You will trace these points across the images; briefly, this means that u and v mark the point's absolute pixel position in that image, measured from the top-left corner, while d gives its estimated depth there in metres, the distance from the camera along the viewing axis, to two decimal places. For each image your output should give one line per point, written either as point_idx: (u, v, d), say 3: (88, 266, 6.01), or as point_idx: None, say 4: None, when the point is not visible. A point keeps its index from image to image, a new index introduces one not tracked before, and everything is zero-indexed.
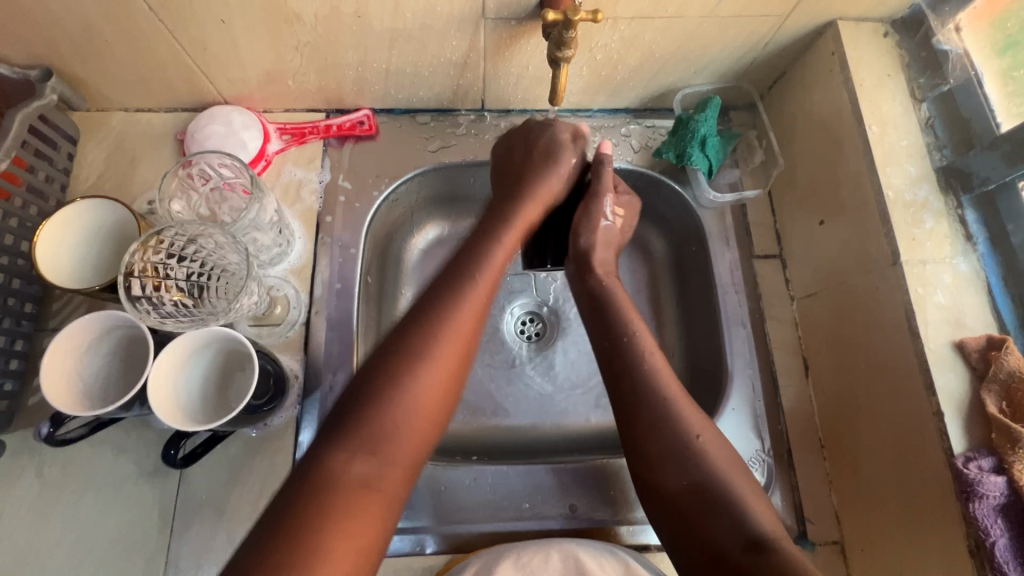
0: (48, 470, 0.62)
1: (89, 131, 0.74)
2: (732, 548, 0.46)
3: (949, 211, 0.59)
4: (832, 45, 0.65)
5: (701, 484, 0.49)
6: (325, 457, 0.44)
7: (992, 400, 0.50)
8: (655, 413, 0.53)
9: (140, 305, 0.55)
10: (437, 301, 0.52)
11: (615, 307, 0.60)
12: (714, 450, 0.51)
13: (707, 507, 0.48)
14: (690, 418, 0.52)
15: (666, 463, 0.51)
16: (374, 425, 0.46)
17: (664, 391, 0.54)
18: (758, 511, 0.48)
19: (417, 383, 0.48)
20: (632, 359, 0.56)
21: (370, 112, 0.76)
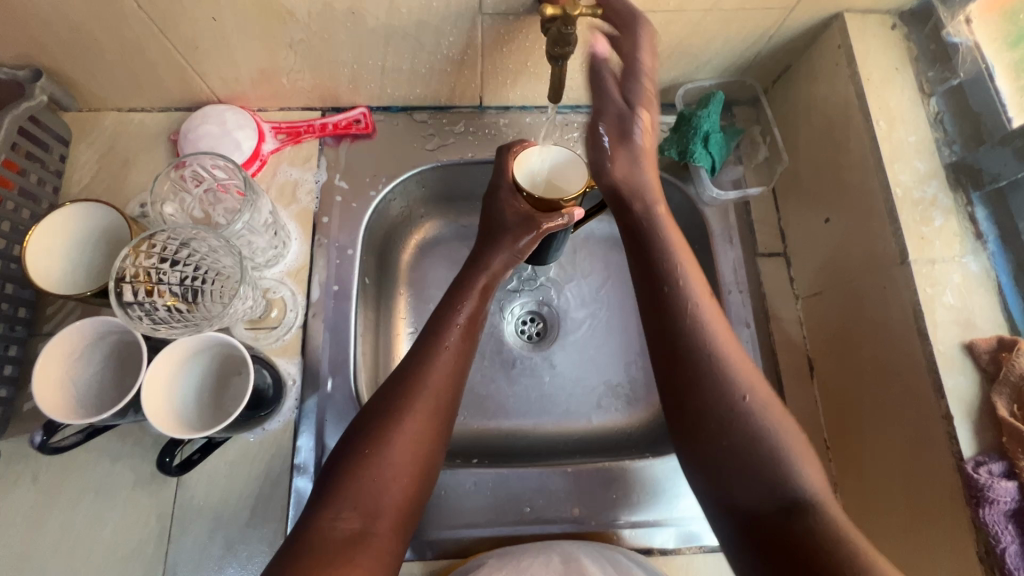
0: (44, 477, 0.61)
1: (81, 132, 0.73)
2: (771, 514, 0.44)
3: (959, 208, 0.57)
4: (839, 38, 0.63)
5: (745, 445, 0.47)
6: (318, 514, 0.48)
7: (1003, 402, 0.49)
8: (701, 372, 0.50)
9: (132, 310, 0.54)
10: (417, 361, 0.57)
11: (664, 254, 0.55)
12: (767, 408, 0.48)
13: (749, 467, 0.46)
14: (737, 378, 0.49)
15: (709, 425, 0.48)
16: (362, 486, 0.49)
17: (721, 348, 0.50)
18: (809, 478, 0.45)
19: (401, 440, 0.52)
20: (679, 311, 0.53)
21: (366, 110, 0.75)
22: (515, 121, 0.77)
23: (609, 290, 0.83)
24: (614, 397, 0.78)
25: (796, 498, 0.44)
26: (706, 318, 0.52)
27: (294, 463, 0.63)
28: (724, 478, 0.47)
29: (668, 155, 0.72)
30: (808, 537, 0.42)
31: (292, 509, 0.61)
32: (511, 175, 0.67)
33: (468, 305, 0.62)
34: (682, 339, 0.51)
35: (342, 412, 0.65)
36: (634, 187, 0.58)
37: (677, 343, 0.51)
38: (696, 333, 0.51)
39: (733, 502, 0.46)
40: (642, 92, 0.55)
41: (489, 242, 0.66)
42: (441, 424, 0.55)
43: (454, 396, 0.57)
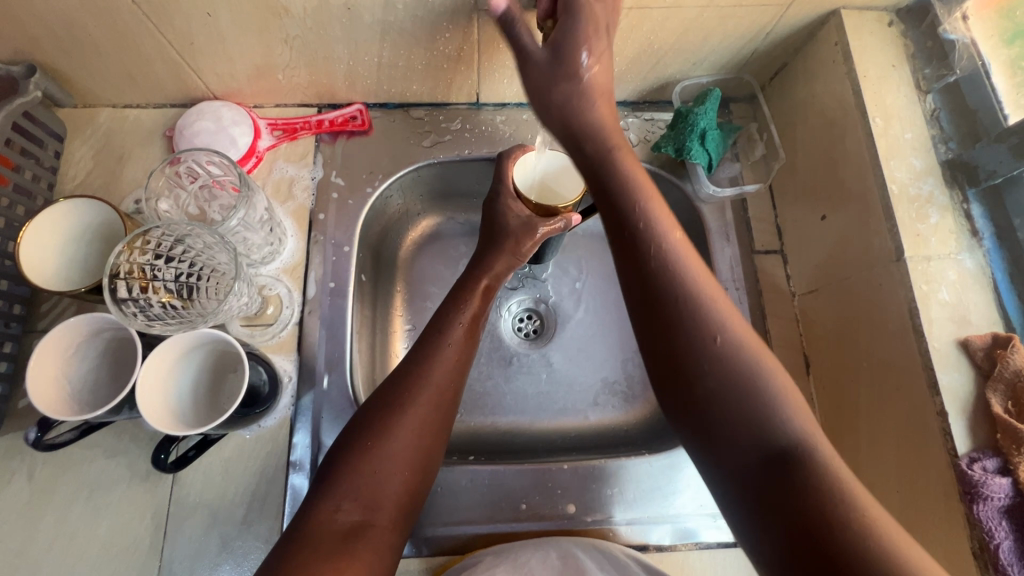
0: (39, 474, 0.61)
1: (76, 128, 0.72)
2: (757, 467, 0.41)
3: (955, 205, 0.57)
4: (835, 35, 0.63)
5: (723, 391, 0.44)
6: (318, 508, 0.48)
7: (997, 399, 0.49)
8: (672, 317, 0.47)
9: (127, 307, 0.53)
10: (420, 357, 0.58)
11: (628, 191, 0.53)
12: (742, 348, 0.45)
13: (728, 413, 0.43)
14: (711, 320, 0.46)
15: (686, 370, 0.46)
16: (364, 477, 0.50)
17: (693, 288, 0.48)
18: (795, 421, 0.42)
19: (402, 430, 0.52)
20: (647, 251, 0.50)
21: (362, 107, 0.75)
22: (511, 118, 0.77)
23: (606, 287, 0.83)
24: (610, 394, 0.78)
25: (782, 443, 0.41)
26: (675, 258, 0.50)
27: (290, 460, 0.63)
28: (706, 428, 0.44)
29: (665, 152, 0.72)
30: (796, 488, 0.39)
31: (288, 505, 0.61)
32: (511, 180, 0.68)
33: (471, 306, 0.63)
34: (651, 282, 0.49)
35: (338, 409, 0.65)
36: (596, 131, 0.56)
37: (648, 287, 0.49)
38: (665, 273, 0.49)
39: (718, 453, 0.44)
40: (574, 34, 0.54)
41: (490, 244, 0.67)
42: (444, 415, 0.56)
43: (456, 390, 0.58)
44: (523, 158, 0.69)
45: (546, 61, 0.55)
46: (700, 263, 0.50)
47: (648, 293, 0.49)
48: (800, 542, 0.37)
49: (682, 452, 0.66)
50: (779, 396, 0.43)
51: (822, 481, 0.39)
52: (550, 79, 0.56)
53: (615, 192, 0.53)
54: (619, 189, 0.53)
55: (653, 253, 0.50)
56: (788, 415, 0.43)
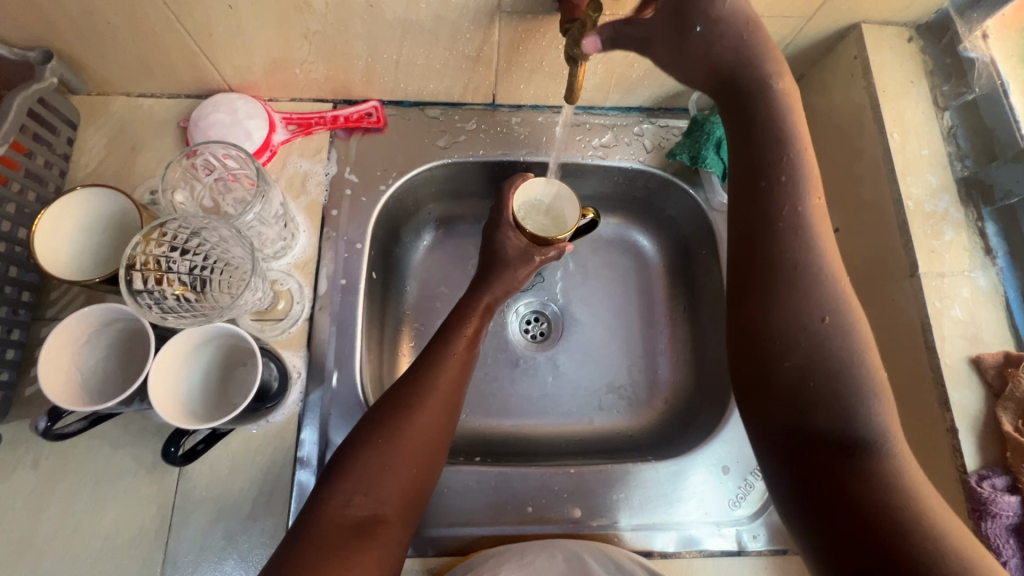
0: (44, 462, 0.60)
1: (90, 116, 0.72)
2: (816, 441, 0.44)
3: (969, 223, 0.57)
4: (855, 49, 0.64)
5: (807, 368, 0.46)
6: (324, 502, 0.48)
7: (1008, 417, 0.49)
8: (782, 284, 0.48)
9: (142, 299, 0.53)
10: (428, 359, 0.59)
11: (772, 145, 0.51)
12: (850, 332, 0.46)
13: (809, 393, 0.45)
14: (823, 297, 0.47)
15: (774, 338, 0.47)
16: (372, 472, 0.50)
17: (816, 264, 0.48)
18: (879, 416, 0.44)
19: (411, 426, 0.53)
20: (778, 209, 0.50)
21: (378, 104, 0.75)
22: (527, 120, 0.77)
23: (614, 291, 0.83)
24: (617, 398, 0.78)
25: (854, 434, 0.43)
26: (806, 226, 0.49)
27: (297, 456, 0.62)
28: (774, 403, 0.47)
29: (679, 159, 0.74)
30: (851, 471, 0.42)
31: (294, 502, 0.61)
32: (511, 211, 0.70)
33: (473, 320, 0.64)
34: (769, 244, 0.49)
35: (347, 408, 0.65)
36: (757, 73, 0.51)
37: (765, 249, 0.50)
38: (790, 243, 0.49)
39: (775, 424, 0.47)
40: None
41: (491, 272, 0.69)
42: (449, 416, 0.56)
43: (459, 393, 0.58)
44: (530, 183, 0.71)
45: (669, 29, 0.50)
46: (831, 237, 0.50)
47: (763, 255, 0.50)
48: (834, 512, 0.42)
49: (688, 459, 0.67)
50: (873, 384, 0.45)
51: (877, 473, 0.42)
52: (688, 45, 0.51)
53: (765, 141, 0.51)
54: (773, 138, 0.51)
55: (783, 214, 0.49)
56: (872, 405, 0.44)
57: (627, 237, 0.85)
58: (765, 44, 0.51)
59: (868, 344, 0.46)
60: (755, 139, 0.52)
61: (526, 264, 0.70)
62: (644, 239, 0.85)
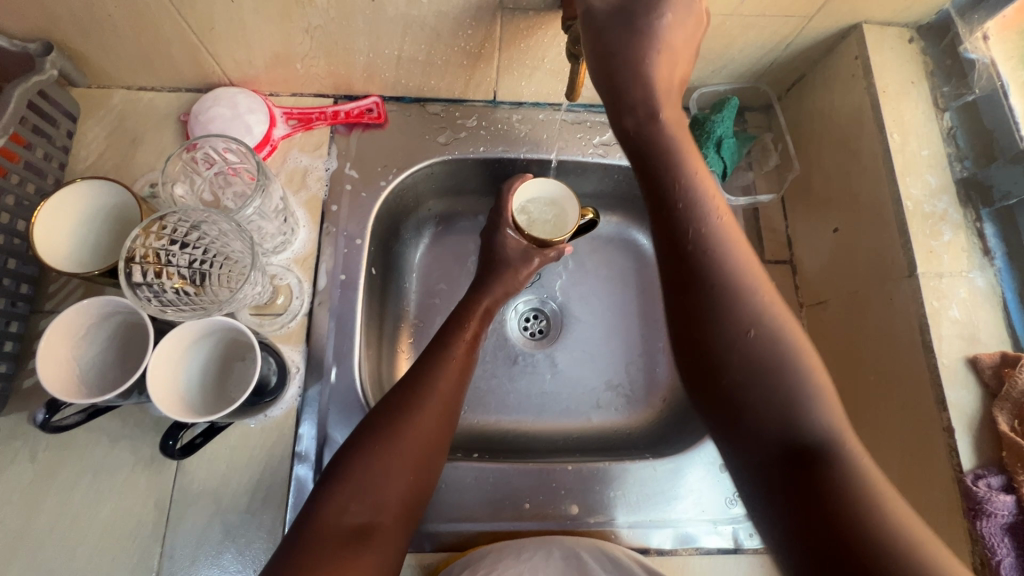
0: (42, 455, 0.60)
1: (90, 109, 0.72)
2: (774, 455, 0.42)
3: (968, 224, 0.58)
4: (856, 50, 0.64)
5: (749, 382, 0.44)
6: (324, 506, 0.48)
7: (1004, 418, 0.49)
8: (708, 303, 0.48)
9: (141, 292, 0.53)
10: (429, 364, 0.59)
11: (669, 169, 0.52)
12: (779, 335, 0.45)
13: (754, 407, 0.44)
14: (746, 311, 0.46)
15: (715, 359, 0.46)
16: (371, 478, 0.50)
17: (734, 274, 0.48)
18: (822, 415, 0.42)
19: (410, 431, 0.53)
20: (684, 232, 0.50)
21: (379, 99, 0.75)
22: (528, 118, 0.77)
23: (613, 289, 0.83)
24: (615, 397, 0.78)
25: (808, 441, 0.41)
26: (716, 243, 0.49)
27: (295, 451, 0.62)
28: (733, 424, 0.45)
29: None
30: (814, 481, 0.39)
31: (292, 496, 0.61)
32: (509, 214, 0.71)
33: (473, 324, 0.64)
34: (689, 267, 0.49)
35: (345, 403, 0.65)
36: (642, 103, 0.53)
37: (686, 274, 0.49)
38: (705, 263, 0.49)
39: (739, 444, 0.44)
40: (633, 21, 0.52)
41: (492, 273, 0.69)
42: (449, 420, 0.56)
43: (459, 397, 0.58)
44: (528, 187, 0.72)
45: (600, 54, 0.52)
46: (747, 251, 0.50)
47: (687, 277, 0.49)
48: (806, 525, 0.38)
49: (685, 458, 0.67)
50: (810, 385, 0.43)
51: (840, 480, 0.39)
52: (613, 66, 0.52)
53: (657, 168, 0.53)
54: (662, 165, 0.53)
55: (691, 237, 0.50)
56: (817, 411, 0.42)
57: (626, 237, 0.85)
58: (660, 66, 0.53)
59: (798, 344, 0.45)
60: (648, 170, 0.53)
61: (525, 265, 0.70)
62: (643, 238, 0.85)
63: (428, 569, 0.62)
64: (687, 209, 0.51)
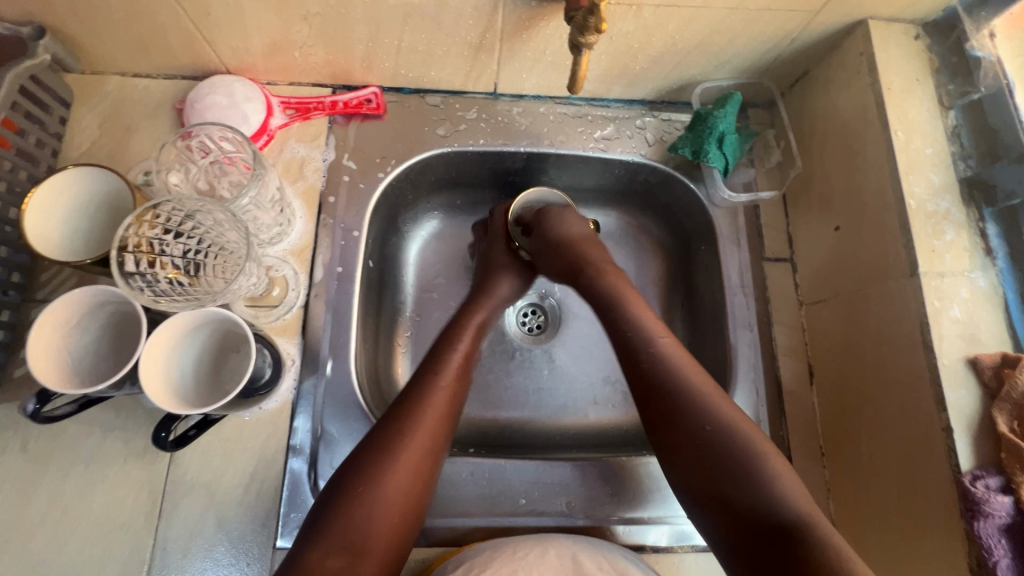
0: (33, 445, 0.60)
1: (84, 95, 0.71)
2: (760, 536, 0.45)
3: (971, 223, 0.57)
4: (861, 46, 0.63)
5: (721, 473, 0.49)
6: (305, 554, 0.47)
7: (1003, 418, 0.49)
8: (674, 406, 0.53)
9: (133, 281, 0.52)
10: (416, 400, 0.56)
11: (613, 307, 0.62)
12: (733, 425, 0.51)
13: (728, 496, 0.48)
14: (703, 410, 0.52)
15: (690, 456, 0.51)
16: (352, 523, 0.48)
17: (687, 383, 0.54)
18: (789, 493, 0.46)
19: (394, 474, 0.51)
20: (638, 346, 0.58)
21: (378, 90, 0.74)
22: (529, 111, 0.76)
23: None
24: (612, 393, 0.78)
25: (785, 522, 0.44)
26: (665, 356, 0.56)
27: (291, 444, 0.62)
28: (720, 513, 0.48)
29: (681, 154, 0.73)
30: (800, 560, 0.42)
31: (287, 490, 0.61)
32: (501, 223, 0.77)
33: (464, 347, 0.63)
34: (649, 377, 0.55)
35: (340, 397, 0.64)
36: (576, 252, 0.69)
37: (646, 387, 0.55)
38: (661, 372, 0.55)
39: (729, 531, 0.47)
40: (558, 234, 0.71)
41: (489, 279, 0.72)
42: (434, 461, 0.55)
43: (447, 435, 0.57)
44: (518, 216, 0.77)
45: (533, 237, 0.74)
46: (692, 361, 0.56)
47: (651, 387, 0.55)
48: None
49: None
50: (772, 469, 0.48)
51: (825, 559, 0.41)
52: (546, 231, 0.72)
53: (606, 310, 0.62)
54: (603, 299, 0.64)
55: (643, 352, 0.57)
56: (787, 495, 0.46)
57: (628, 232, 0.84)
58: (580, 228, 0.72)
59: (753, 436, 0.50)
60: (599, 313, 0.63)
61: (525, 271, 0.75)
62: (644, 233, 0.84)
63: (423, 564, 0.61)
64: (636, 331, 0.59)
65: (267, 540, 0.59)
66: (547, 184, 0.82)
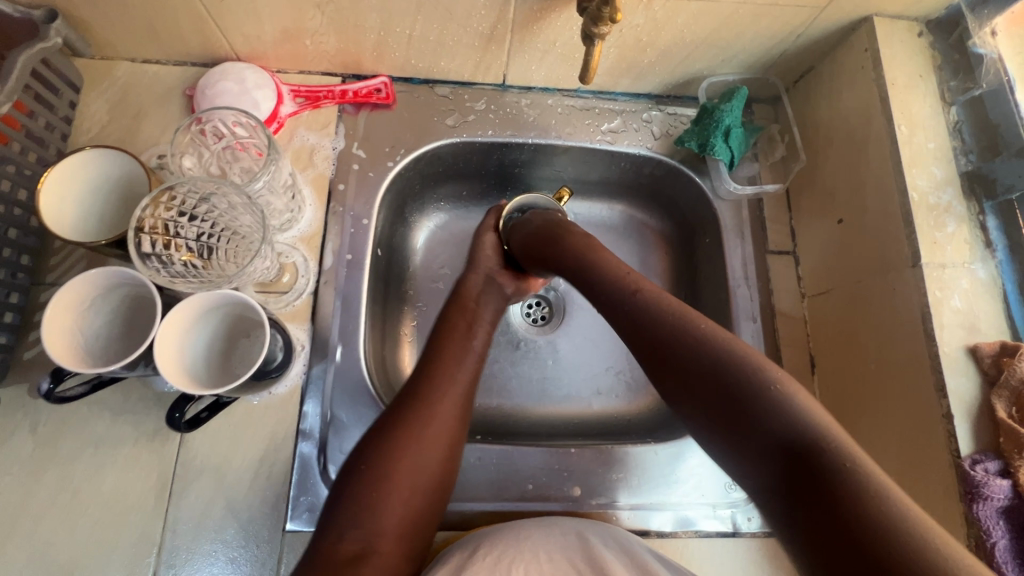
0: (42, 428, 0.60)
1: (93, 80, 0.71)
2: (772, 467, 0.39)
3: (971, 216, 0.58)
4: (866, 42, 0.64)
5: (724, 399, 0.43)
6: (323, 534, 0.48)
7: (1002, 405, 0.50)
8: (667, 343, 0.48)
9: (150, 263, 0.52)
10: (432, 380, 0.56)
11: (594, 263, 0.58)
12: (730, 347, 0.45)
13: (738, 421, 0.41)
14: (695, 338, 0.46)
15: (692, 387, 0.45)
16: (366, 504, 0.49)
17: (679, 320, 0.48)
18: (804, 410, 0.39)
19: (405, 457, 0.51)
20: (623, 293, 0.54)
21: (387, 80, 0.74)
22: (537, 103, 0.77)
23: None
24: (616, 383, 0.79)
25: (805, 443, 0.37)
26: (649, 297, 0.52)
27: (300, 428, 0.63)
28: (733, 442, 0.42)
29: (687, 147, 0.75)
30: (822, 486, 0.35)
31: (296, 473, 0.61)
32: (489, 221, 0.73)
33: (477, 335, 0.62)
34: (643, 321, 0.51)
35: (349, 383, 0.65)
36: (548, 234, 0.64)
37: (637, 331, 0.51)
38: (650, 313, 0.51)
39: (747, 462, 0.40)
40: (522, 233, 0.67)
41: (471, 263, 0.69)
42: (453, 444, 0.54)
43: (464, 419, 0.56)
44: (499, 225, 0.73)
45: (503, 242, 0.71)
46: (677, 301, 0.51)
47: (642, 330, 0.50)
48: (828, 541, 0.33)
49: (687, 442, 0.68)
50: (781, 387, 0.41)
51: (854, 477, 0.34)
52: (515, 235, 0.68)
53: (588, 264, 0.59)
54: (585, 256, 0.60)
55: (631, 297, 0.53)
56: (801, 412, 0.39)
57: (631, 224, 0.85)
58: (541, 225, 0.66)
59: (756, 360, 0.43)
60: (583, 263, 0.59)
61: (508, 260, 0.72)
62: (648, 225, 0.84)
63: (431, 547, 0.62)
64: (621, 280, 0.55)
65: (277, 522, 0.59)
66: (554, 176, 0.82)
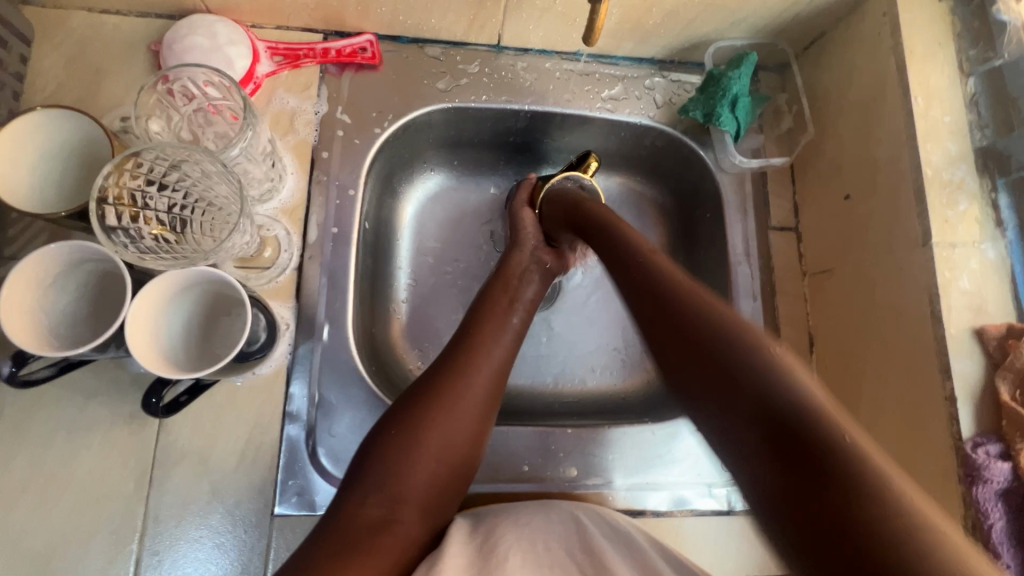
0: (8, 412, 0.56)
1: (46, 31, 0.64)
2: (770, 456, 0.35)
3: (984, 194, 0.56)
4: (885, 5, 0.61)
5: (726, 352, 0.41)
6: (346, 498, 0.49)
7: (1005, 387, 0.50)
8: (668, 308, 0.47)
9: (116, 237, 0.49)
10: (462, 357, 0.56)
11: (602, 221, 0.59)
12: (739, 325, 0.42)
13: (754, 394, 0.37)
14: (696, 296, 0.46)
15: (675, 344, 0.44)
16: (391, 469, 0.50)
17: (673, 283, 0.48)
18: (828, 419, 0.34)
19: (434, 427, 0.52)
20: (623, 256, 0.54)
21: (373, 37, 0.68)
22: (533, 66, 0.72)
23: None
24: (611, 361, 0.77)
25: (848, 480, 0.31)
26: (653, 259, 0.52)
27: (286, 411, 0.60)
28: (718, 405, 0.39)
29: (692, 116, 0.71)
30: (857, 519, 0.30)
31: (283, 457, 0.59)
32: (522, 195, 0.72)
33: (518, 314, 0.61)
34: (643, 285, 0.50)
35: (337, 365, 0.62)
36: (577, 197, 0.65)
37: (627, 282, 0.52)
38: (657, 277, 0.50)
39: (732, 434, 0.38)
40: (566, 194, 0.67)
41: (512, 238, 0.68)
42: (481, 422, 0.54)
43: (498, 395, 0.56)
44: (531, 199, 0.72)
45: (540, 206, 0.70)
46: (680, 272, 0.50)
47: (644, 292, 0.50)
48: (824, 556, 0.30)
49: (683, 422, 0.67)
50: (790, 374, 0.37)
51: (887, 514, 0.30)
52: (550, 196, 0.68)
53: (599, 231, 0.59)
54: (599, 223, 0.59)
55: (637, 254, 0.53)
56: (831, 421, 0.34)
57: (629, 197, 0.81)
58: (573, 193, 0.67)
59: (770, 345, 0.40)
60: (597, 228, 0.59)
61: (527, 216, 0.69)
62: (648, 199, 0.81)
63: None
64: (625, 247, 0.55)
65: (264, 507, 0.57)
66: (550, 145, 0.78)
